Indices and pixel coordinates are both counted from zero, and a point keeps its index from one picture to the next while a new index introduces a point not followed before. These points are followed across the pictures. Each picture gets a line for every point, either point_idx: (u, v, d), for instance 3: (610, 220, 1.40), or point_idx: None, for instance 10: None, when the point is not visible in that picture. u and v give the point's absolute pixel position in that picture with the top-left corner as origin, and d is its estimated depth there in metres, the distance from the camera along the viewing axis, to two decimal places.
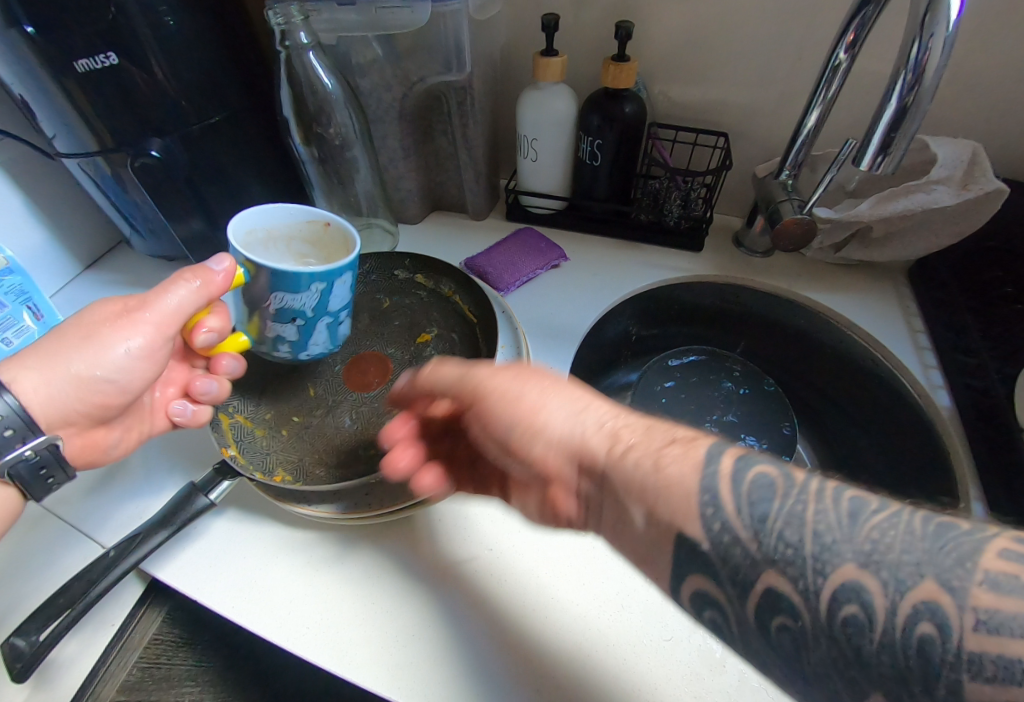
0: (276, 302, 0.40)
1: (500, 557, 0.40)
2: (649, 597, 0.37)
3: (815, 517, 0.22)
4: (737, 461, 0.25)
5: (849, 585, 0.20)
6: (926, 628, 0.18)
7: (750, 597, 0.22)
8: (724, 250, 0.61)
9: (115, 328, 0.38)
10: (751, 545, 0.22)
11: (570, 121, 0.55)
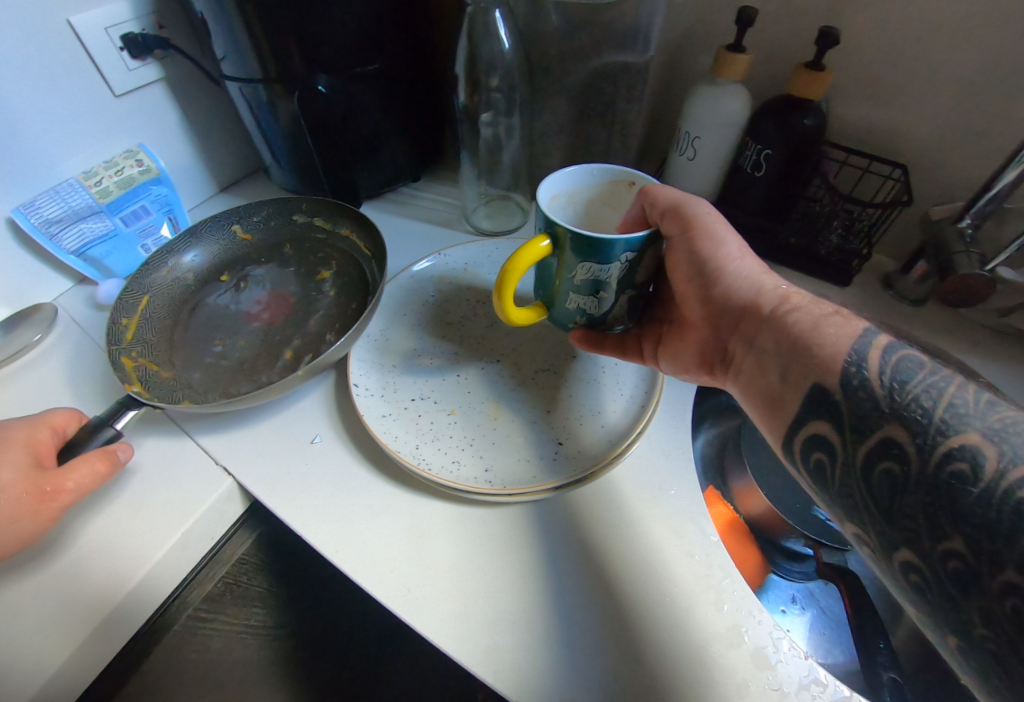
0: (583, 273, 0.37)
1: (609, 563, 0.38)
2: (762, 645, 0.34)
3: (956, 395, 0.25)
4: (882, 353, 0.28)
5: (967, 444, 0.23)
6: (961, 465, 0.22)
7: (870, 439, 0.27)
8: (870, 289, 0.56)
9: (1, 505, 0.33)
10: (884, 400, 0.26)
11: (740, 123, 0.52)
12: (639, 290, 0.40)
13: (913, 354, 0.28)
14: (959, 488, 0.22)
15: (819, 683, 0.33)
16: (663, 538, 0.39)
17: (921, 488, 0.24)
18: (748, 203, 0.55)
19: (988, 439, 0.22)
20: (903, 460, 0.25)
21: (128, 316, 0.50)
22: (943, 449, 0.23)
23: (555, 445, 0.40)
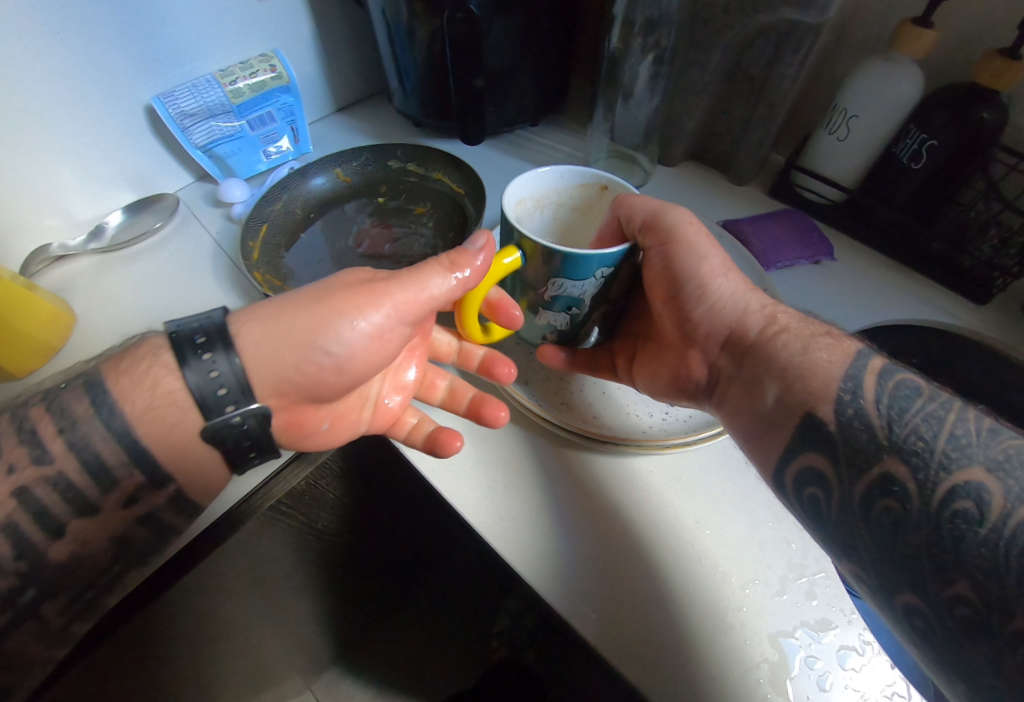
0: (554, 288, 0.38)
1: (702, 531, 0.37)
2: (849, 648, 0.32)
3: (953, 423, 0.25)
4: (877, 378, 0.28)
5: (971, 482, 0.23)
6: (968, 505, 0.23)
7: (867, 475, 0.26)
8: (1013, 313, 0.51)
9: (360, 304, 0.35)
10: (883, 435, 0.26)
11: (907, 109, 0.48)
12: (611, 304, 0.43)
13: (906, 384, 0.28)
14: (965, 529, 0.22)
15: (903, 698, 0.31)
16: (760, 519, 0.38)
17: (924, 526, 0.24)
18: (891, 198, 0.51)
19: (993, 471, 0.23)
20: (904, 496, 0.24)
21: (255, 240, 0.50)
22: (942, 487, 0.23)
23: (662, 408, 0.43)
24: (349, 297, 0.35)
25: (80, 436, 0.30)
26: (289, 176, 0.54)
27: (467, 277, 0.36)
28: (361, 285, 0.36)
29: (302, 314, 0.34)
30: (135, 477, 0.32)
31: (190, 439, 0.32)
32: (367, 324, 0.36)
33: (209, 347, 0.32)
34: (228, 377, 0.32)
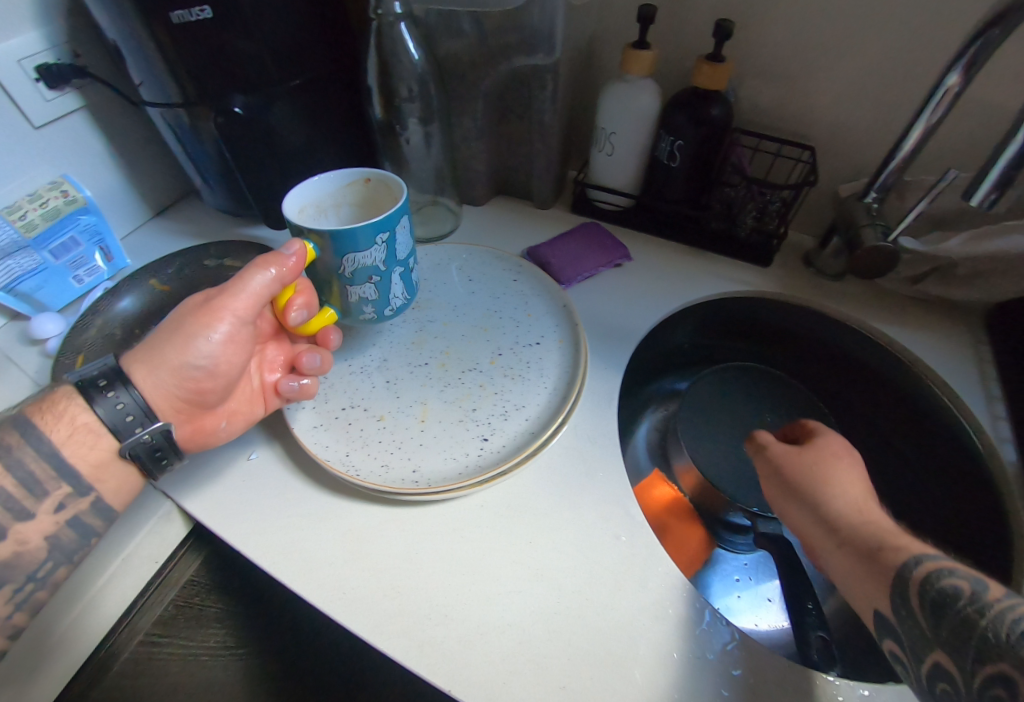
0: (351, 265, 0.40)
1: (542, 552, 0.39)
2: (684, 615, 0.37)
3: (1002, 613, 0.25)
4: (932, 570, 0.29)
5: (1002, 670, 0.23)
6: (998, 688, 0.23)
7: (928, 658, 0.27)
8: (792, 268, 0.58)
9: (201, 317, 0.38)
10: (933, 629, 0.27)
11: (652, 118, 0.54)
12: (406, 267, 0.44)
13: (954, 576, 0.28)
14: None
15: (736, 649, 0.35)
16: (590, 523, 0.40)
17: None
18: (668, 194, 0.57)
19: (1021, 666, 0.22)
20: (955, 681, 0.25)
21: (69, 375, 0.48)
22: (983, 674, 0.24)
23: (479, 442, 0.41)
24: (178, 317, 0.39)
25: (12, 458, 0.32)
26: (99, 299, 0.54)
27: (276, 274, 0.38)
28: (207, 299, 0.39)
29: (165, 327, 0.38)
30: (65, 489, 0.34)
31: (105, 456, 0.35)
32: (219, 333, 0.38)
33: (109, 382, 0.34)
34: (133, 406, 0.35)
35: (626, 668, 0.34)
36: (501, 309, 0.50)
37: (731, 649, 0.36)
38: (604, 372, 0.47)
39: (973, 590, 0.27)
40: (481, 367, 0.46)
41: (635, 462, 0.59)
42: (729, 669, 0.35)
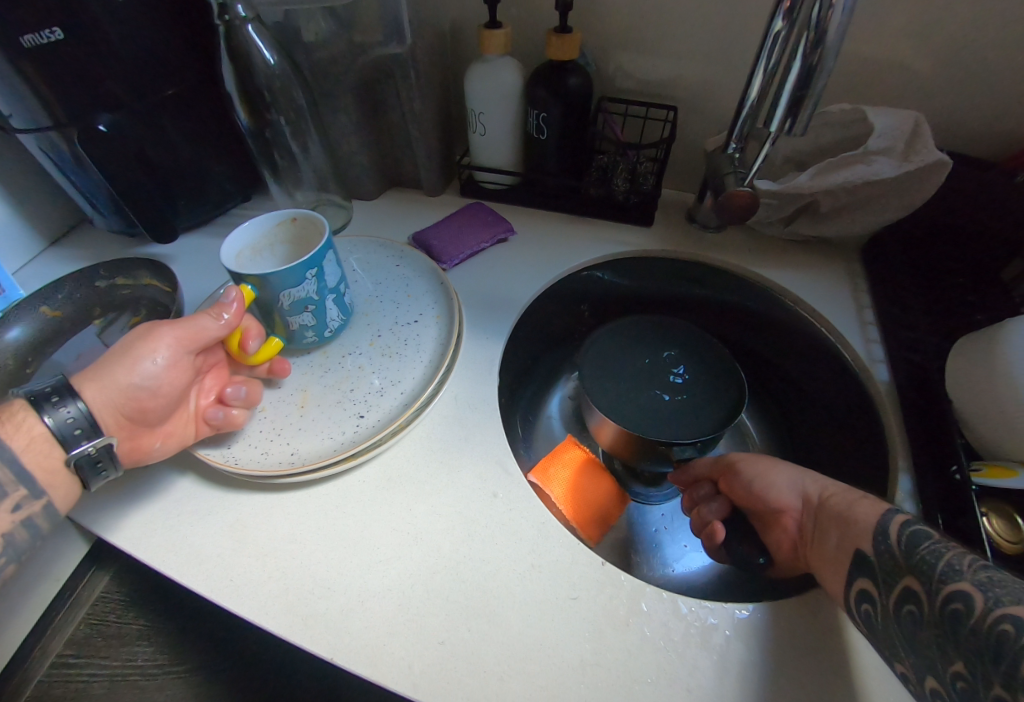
0: (287, 298, 0.42)
1: (420, 516, 0.41)
2: (557, 559, 0.39)
3: (951, 553, 0.29)
4: (903, 523, 0.32)
5: (960, 592, 0.26)
6: (957, 604, 0.26)
7: (895, 588, 0.30)
8: (675, 224, 0.59)
9: (148, 344, 0.38)
10: (902, 559, 0.30)
11: (517, 95, 0.55)
12: (339, 292, 0.46)
13: (920, 528, 0.31)
14: (959, 624, 0.25)
15: (614, 585, 0.38)
16: (467, 484, 0.42)
17: (935, 625, 0.27)
18: (545, 166, 0.58)
19: (978, 585, 0.26)
20: (918, 600, 0.28)
21: None
22: (942, 592, 0.27)
23: (357, 419, 0.43)
24: (125, 344, 0.38)
25: None
26: None
27: (229, 318, 0.40)
28: (156, 324, 0.40)
29: (117, 349, 0.38)
30: (21, 492, 0.33)
31: (58, 464, 0.34)
32: (163, 357, 0.39)
33: (59, 396, 0.34)
34: (82, 418, 0.34)
35: (498, 609, 0.37)
36: (382, 295, 0.52)
37: (606, 584, 0.38)
38: (485, 341, 0.49)
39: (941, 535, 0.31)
40: (362, 350, 0.48)
41: (547, 431, 0.61)
42: (604, 602, 0.37)
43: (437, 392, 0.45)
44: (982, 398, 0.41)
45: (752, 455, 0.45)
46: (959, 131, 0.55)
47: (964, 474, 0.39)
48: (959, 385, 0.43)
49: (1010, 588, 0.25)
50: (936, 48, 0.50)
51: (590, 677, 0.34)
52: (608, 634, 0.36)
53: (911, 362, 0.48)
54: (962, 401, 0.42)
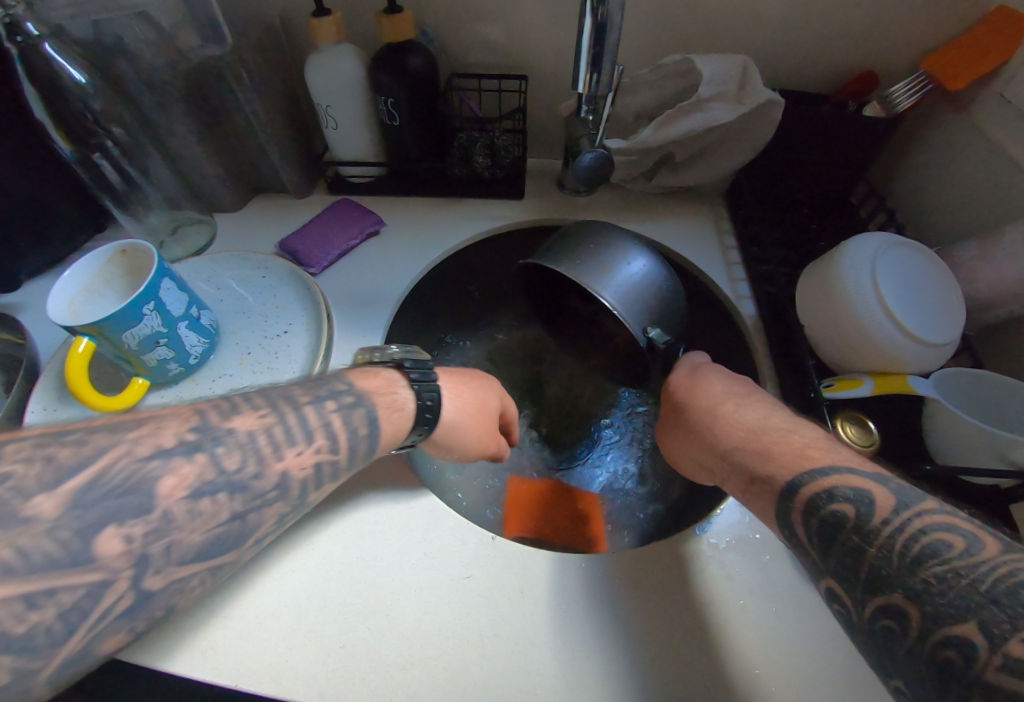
0: (131, 338, 0.40)
1: (311, 525, 0.41)
2: (449, 544, 0.40)
3: (956, 588, 0.23)
4: (819, 493, 0.30)
5: (959, 632, 0.22)
6: (951, 652, 0.23)
7: (873, 600, 0.26)
8: (546, 193, 0.59)
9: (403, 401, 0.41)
10: (896, 586, 0.25)
11: (361, 84, 0.53)
12: (191, 317, 0.45)
13: (837, 502, 0.29)
14: (892, 639, 0.25)
15: (507, 558, 0.40)
16: (356, 486, 0.43)
17: (865, 633, 0.26)
18: (406, 153, 0.57)
19: (912, 597, 0.24)
20: (846, 607, 0.27)
21: None
22: (874, 604, 0.26)
23: None
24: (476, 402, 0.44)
25: None
26: None
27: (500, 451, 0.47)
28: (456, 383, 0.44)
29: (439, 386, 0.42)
30: None
31: None
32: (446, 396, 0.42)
33: None
34: None
35: (397, 603, 0.38)
36: (249, 310, 0.51)
37: (499, 557, 0.40)
38: (359, 339, 0.49)
39: (859, 512, 0.28)
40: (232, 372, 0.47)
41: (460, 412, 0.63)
42: (496, 575, 0.39)
43: None
44: (824, 321, 0.43)
45: (713, 395, 0.41)
46: (790, 71, 0.58)
47: (817, 393, 0.42)
48: (808, 311, 0.45)
49: (952, 597, 0.23)
50: None
51: (487, 651, 0.36)
52: (503, 605, 0.37)
53: (772, 294, 0.49)
54: (814, 324, 0.45)
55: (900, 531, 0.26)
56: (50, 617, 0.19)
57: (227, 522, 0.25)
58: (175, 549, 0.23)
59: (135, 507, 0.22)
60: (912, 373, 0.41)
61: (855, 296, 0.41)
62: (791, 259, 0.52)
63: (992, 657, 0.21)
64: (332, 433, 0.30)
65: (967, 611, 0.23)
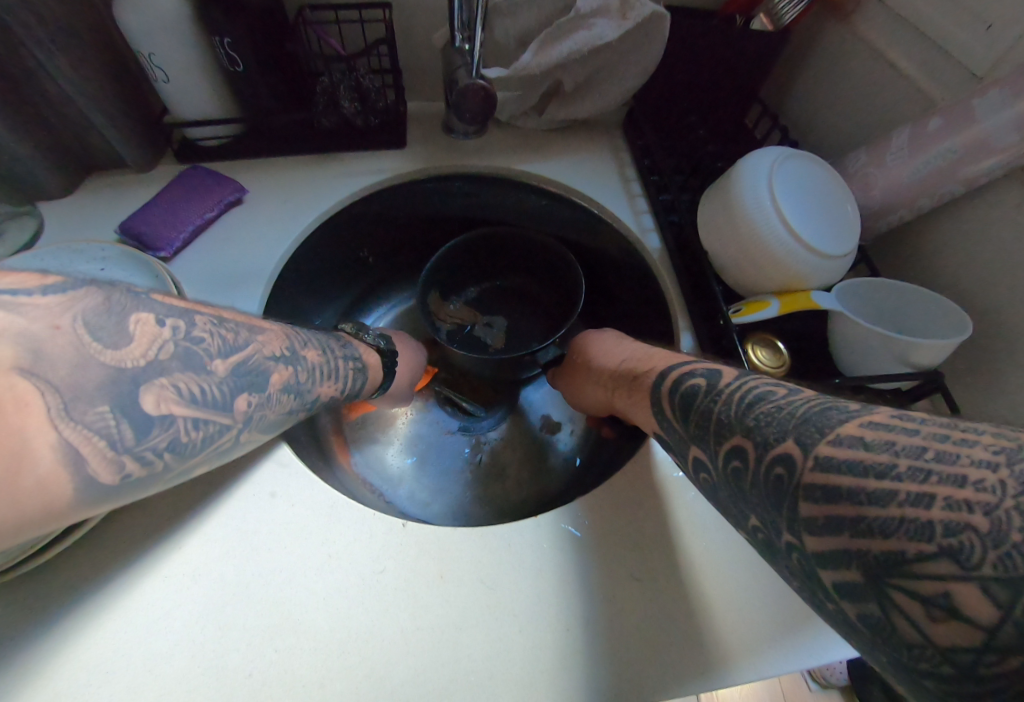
0: None
1: (184, 537, 0.35)
2: (358, 540, 0.36)
3: (776, 410, 0.23)
4: (681, 373, 0.31)
5: (785, 452, 0.21)
6: (779, 469, 0.21)
7: (725, 444, 0.24)
8: (432, 139, 0.53)
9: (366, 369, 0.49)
10: (741, 423, 0.24)
11: (187, 21, 0.43)
12: None
13: (722, 374, 0.28)
14: (744, 473, 0.23)
15: (421, 544, 0.36)
16: (241, 496, 0.37)
17: (732, 482, 0.24)
18: (260, 104, 0.49)
19: (749, 433, 0.23)
20: (712, 468, 0.25)
21: None
22: (725, 448, 0.24)
23: None
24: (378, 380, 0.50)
25: None
26: None
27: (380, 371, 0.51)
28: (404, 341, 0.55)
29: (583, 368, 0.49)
30: None
31: None
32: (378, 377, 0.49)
33: None
34: None
35: (303, 616, 0.33)
36: None
37: (413, 544, 0.36)
38: None
39: (710, 381, 0.28)
40: None
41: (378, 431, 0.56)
42: (412, 563, 0.35)
43: None
44: (727, 245, 0.42)
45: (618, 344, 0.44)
46: None
47: (726, 319, 0.41)
48: (711, 238, 0.43)
49: (777, 420, 0.22)
50: None
51: (412, 645, 0.32)
52: (422, 593, 0.34)
53: (675, 224, 0.48)
54: (719, 251, 0.43)
55: (750, 389, 0.25)
56: (125, 431, 0.22)
57: (240, 392, 0.28)
58: (263, 418, 0.31)
59: (192, 361, 0.25)
60: (815, 288, 0.41)
61: (757, 214, 0.39)
62: (691, 188, 0.51)
63: (805, 463, 0.20)
64: (339, 373, 0.40)
65: (788, 431, 0.21)
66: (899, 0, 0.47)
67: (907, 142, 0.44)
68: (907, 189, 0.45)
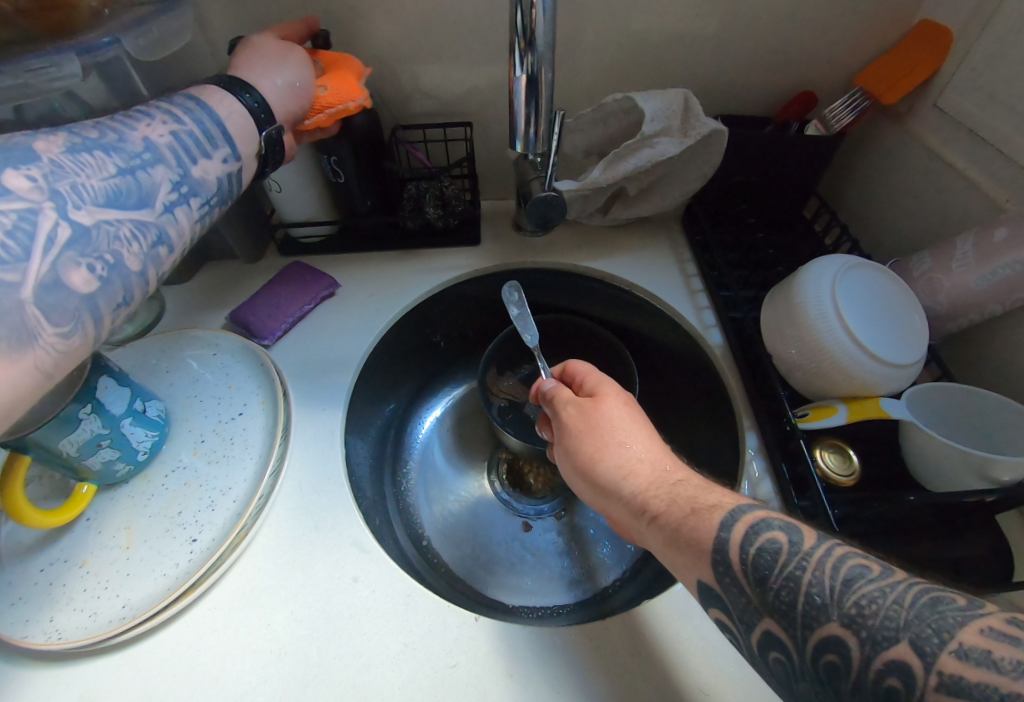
0: (70, 447, 0.36)
1: (277, 615, 0.38)
2: (433, 632, 0.38)
3: (876, 602, 0.21)
4: (748, 527, 0.26)
5: (900, 662, 0.19)
6: (893, 680, 0.19)
7: (811, 631, 0.22)
8: (503, 237, 0.59)
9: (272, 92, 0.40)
10: (832, 605, 0.22)
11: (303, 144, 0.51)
12: (137, 411, 0.41)
13: (772, 530, 0.26)
14: (836, 676, 0.21)
15: (491, 638, 0.37)
16: (326, 576, 0.40)
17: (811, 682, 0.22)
18: (356, 209, 0.56)
19: (847, 623, 0.21)
20: (787, 651, 0.23)
21: None
22: (809, 642, 0.22)
23: (189, 544, 0.40)
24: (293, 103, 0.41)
25: None
26: None
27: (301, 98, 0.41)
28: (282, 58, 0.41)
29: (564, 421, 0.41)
30: None
31: None
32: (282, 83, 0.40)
33: None
34: None
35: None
36: (202, 391, 0.48)
37: (482, 639, 0.37)
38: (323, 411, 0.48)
39: (789, 543, 0.25)
40: (186, 463, 0.45)
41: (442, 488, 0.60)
42: (482, 658, 0.36)
43: (280, 481, 0.45)
44: (790, 349, 0.43)
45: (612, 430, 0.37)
46: (733, 98, 0.58)
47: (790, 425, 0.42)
48: (772, 339, 0.45)
49: (881, 614, 0.21)
50: (691, 29, 0.52)
51: None
52: (492, 692, 0.35)
53: (737, 322, 0.50)
54: (783, 354, 0.44)
55: (829, 554, 0.24)
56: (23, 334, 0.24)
57: (115, 174, 0.30)
58: (78, 190, 0.27)
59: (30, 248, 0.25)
60: (885, 395, 0.41)
61: (819, 324, 0.41)
62: (750, 285, 0.53)
63: (927, 678, 0.18)
64: None
65: (901, 631, 0.20)
66: (955, 112, 0.49)
67: (972, 249, 0.44)
68: (974, 296, 0.45)
